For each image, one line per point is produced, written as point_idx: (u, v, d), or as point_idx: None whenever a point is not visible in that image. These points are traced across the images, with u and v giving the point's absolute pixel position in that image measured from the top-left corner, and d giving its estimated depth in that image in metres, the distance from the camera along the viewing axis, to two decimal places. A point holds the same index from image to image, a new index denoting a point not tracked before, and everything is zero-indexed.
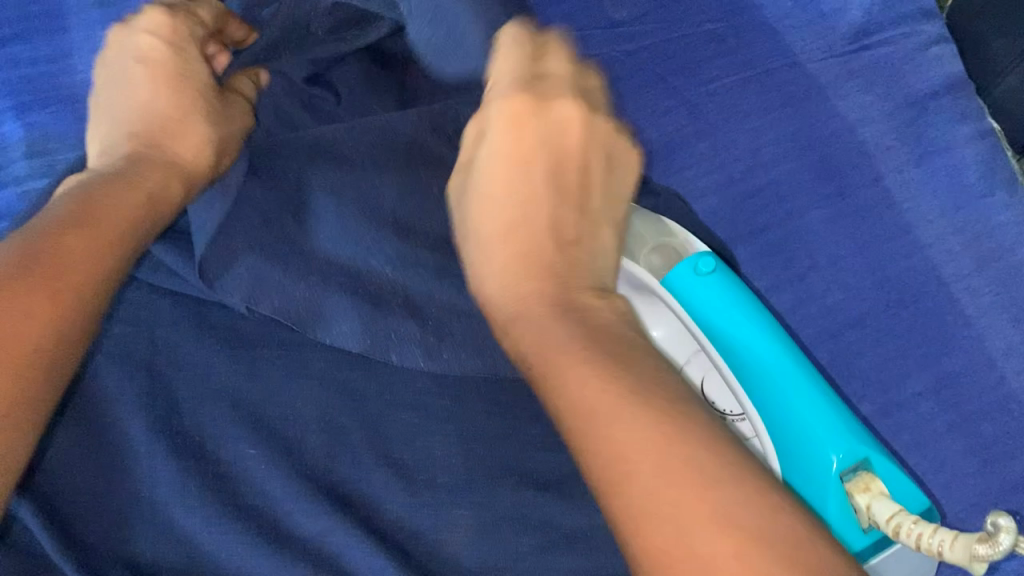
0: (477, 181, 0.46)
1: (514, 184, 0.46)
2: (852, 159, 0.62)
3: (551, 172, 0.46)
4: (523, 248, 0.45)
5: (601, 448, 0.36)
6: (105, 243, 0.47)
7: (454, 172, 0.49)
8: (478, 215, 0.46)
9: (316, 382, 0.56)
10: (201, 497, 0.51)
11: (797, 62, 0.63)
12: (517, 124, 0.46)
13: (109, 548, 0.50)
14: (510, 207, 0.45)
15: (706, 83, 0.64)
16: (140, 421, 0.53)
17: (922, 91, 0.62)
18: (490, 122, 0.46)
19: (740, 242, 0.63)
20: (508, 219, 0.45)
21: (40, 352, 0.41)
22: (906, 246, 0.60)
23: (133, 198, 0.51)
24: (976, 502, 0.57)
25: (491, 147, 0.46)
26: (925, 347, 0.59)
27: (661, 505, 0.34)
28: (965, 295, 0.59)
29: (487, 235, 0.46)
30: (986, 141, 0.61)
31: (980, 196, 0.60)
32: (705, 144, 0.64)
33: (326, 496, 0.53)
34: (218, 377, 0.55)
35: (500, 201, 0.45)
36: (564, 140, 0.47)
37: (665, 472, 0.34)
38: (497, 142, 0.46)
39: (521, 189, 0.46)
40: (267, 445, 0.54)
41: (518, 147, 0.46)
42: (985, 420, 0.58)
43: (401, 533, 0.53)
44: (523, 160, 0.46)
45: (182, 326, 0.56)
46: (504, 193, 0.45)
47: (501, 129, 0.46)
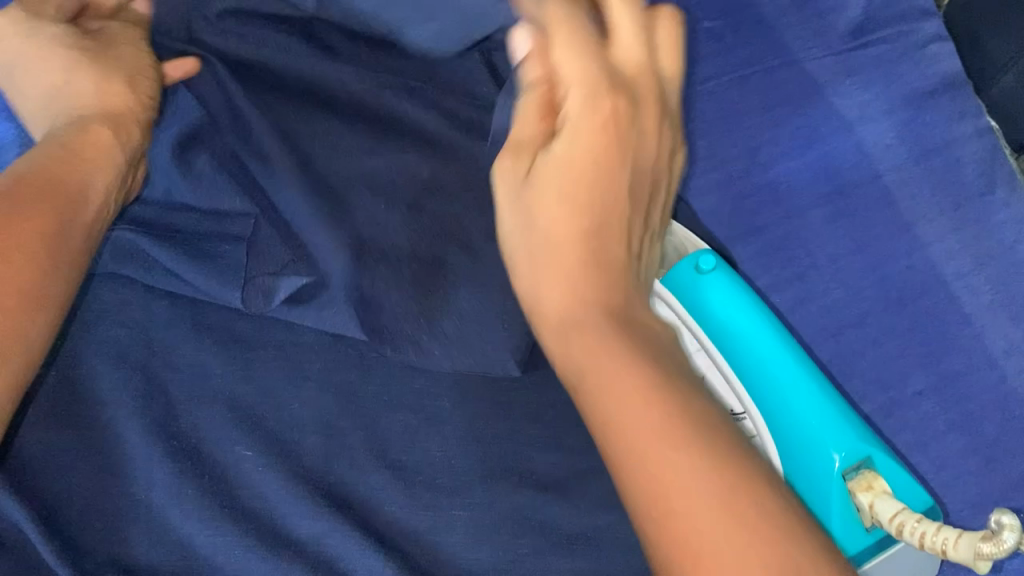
0: (538, 178, 0.39)
1: (591, 184, 0.38)
2: (851, 158, 0.63)
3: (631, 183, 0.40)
4: (595, 261, 0.38)
5: (629, 470, 0.34)
6: (58, 213, 0.48)
7: (504, 154, 0.40)
8: (534, 210, 0.39)
9: (314, 383, 0.56)
10: (199, 501, 0.52)
11: (796, 60, 0.65)
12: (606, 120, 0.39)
13: (106, 550, 0.50)
14: (579, 215, 0.38)
15: (704, 82, 0.66)
16: (135, 425, 0.53)
17: (918, 89, 0.64)
18: (574, 111, 0.38)
19: (739, 241, 0.63)
20: (574, 230, 0.38)
21: (38, 298, 0.45)
22: (906, 244, 0.61)
23: (90, 167, 0.51)
24: (979, 502, 0.56)
25: (573, 142, 0.38)
26: (926, 347, 0.59)
27: (695, 531, 0.32)
28: (965, 294, 0.60)
29: (551, 242, 0.38)
30: (983, 139, 0.63)
31: (980, 194, 0.62)
32: (703, 143, 0.65)
33: (323, 497, 0.52)
34: (215, 379, 0.55)
35: (573, 206, 0.38)
36: (647, 154, 0.41)
37: (696, 483, 0.33)
38: (581, 135, 0.38)
39: (590, 188, 0.38)
40: (266, 447, 0.54)
41: (602, 148, 0.39)
42: (986, 419, 0.57)
43: (400, 534, 0.52)
44: (604, 153, 0.39)
45: (178, 328, 0.57)
46: (573, 188, 0.38)
47: (575, 129, 0.38)
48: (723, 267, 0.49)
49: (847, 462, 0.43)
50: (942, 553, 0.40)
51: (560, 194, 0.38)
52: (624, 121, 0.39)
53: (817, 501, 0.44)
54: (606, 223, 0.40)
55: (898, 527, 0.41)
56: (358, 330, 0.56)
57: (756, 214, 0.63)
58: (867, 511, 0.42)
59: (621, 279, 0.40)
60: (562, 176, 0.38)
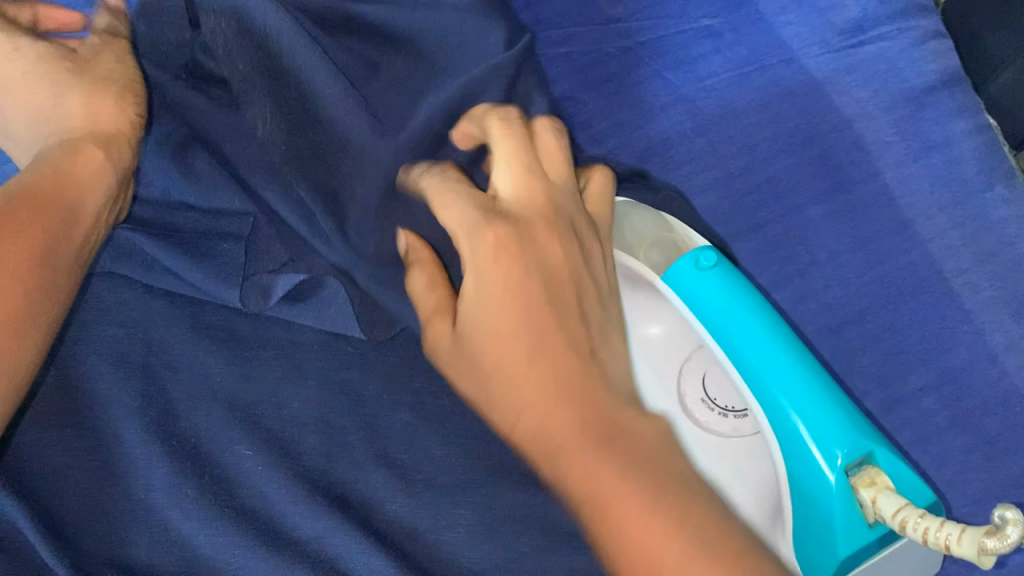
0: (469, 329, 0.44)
1: (510, 302, 0.44)
2: (851, 155, 0.63)
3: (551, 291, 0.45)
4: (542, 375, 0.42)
5: (588, 503, 0.39)
6: (51, 224, 0.45)
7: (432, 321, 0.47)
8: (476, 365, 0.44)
9: (313, 382, 0.56)
10: (198, 500, 0.52)
11: (795, 57, 0.65)
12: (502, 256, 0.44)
13: (104, 550, 0.50)
14: (512, 331, 0.43)
15: (703, 79, 0.65)
16: (135, 425, 0.53)
17: (918, 86, 0.64)
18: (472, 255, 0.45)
19: (740, 238, 0.63)
20: (509, 365, 0.42)
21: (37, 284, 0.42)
22: (906, 241, 0.61)
23: (93, 178, 0.49)
24: (979, 498, 0.56)
25: (482, 282, 0.44)
26: (926, 343, 0.59)
27: (648, 545, 0.37)
28: (966, 290, 0.60)
29: (503, 363, 0.43)
30: (981, 137, 0.63)
31: (979, 190, 0.62)
32: (702, 141, 0.65)
33: (324, 496, 0.52)
34: (214, 378, 0.55)
35: (508, 320, 0.43)
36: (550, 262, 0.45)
37: (639, 509, 0.38)
38: (484, 273, 0.44)
39: (508, 308, 0.43)
40: (267, 446, 0.53)
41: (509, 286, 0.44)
42: (986, 415, 0.57)
43: (400, 533, 0.52)
44: (512, 272, 0.44)
45: (177, 328, 0.56)
46: (495, 314, 0.43)
47: (477, 269, 0.44)
48: (725, 265, 0.49)
49: (849, 458, 0.43)
50: (947, 548, 0.40)
51: (491, 324, 0.43)
52: (529, 225, 0.46)
53: (820, 496, 0.44)
54: (529, 327, 0.43)
55: (901, 522, 0.41)
56: (357, 329, 0.56)
57: (756, 210, 0.63)
58: (870, 506, 0.43)
59: (571, 361, 0.43)
60: (479, 311, 0.44)
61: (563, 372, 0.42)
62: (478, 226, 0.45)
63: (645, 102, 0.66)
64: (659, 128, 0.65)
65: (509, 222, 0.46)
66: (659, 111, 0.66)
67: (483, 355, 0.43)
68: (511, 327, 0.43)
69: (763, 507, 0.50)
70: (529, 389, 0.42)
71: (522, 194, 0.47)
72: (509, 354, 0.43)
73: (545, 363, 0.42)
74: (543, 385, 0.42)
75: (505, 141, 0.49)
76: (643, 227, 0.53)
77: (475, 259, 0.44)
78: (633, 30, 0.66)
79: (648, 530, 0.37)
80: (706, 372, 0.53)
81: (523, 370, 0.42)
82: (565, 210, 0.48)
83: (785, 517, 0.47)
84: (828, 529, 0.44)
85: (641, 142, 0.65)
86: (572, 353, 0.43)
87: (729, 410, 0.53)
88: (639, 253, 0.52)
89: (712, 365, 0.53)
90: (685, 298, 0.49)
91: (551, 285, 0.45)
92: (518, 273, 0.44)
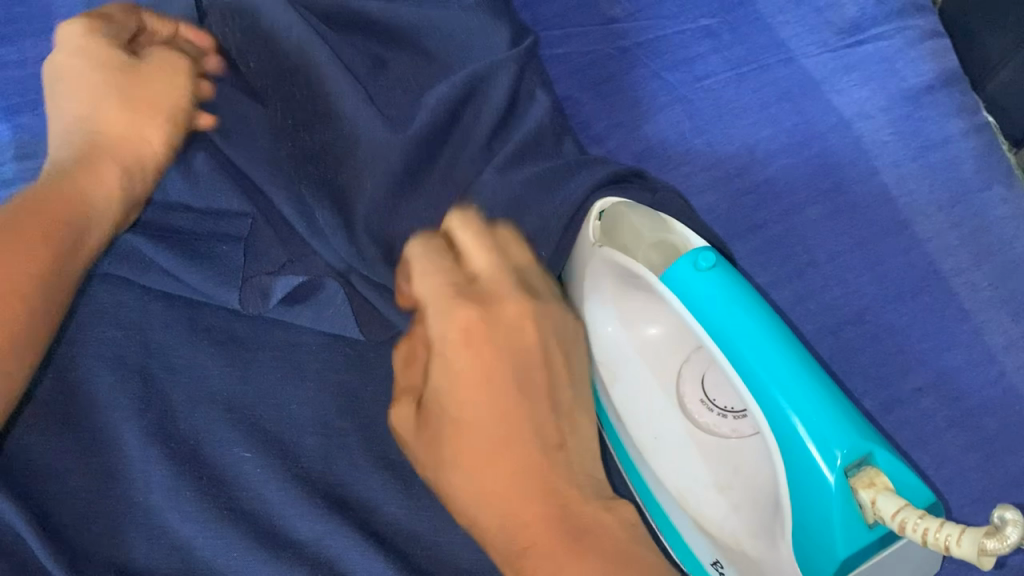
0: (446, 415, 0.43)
1: (483, 408, 0.43)
2: (850, 155, 0.63)
3: (518, 375, 0.44)
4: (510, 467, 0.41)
5: None
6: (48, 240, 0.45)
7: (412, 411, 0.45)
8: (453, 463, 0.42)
9: (312, 385, 0.56)
10: (196, 502, 0.52)
11: (792, 58, 0.65)
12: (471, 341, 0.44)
13: (102, 552, 0.50)
14: (485, 433, 0.42)
15: (701, 79, 0.66)
16: (133, 428, 0.53)
17: (916, 86, 0.64)
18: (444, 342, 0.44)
19: (738, 238, 0.62)
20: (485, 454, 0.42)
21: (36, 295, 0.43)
22: (905, 240, 0.61)
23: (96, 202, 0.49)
24: (980, 497, 0.56)
25: (448, 392, 0.43)
26: (926, 342, 0.59)
27: None
28: (964, 290, 0.60)
29: (476, 477, 0.42)
30: (978, 137, 0.63)
31: (978, 189, 0.62)
32: (701, 141, 0.65)
33: (322, 498, 0.52)
34: (214, 381, 0.55)
35: (477, 410, 0.43)
36: (523, 339, 0.45)
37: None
38: (456, 370, 0.43)
39: (478, 412, 0.42)
40: (266, 449, 0.53)
41: (479, 374, 0.43)
42: (985, 415, 0.57)
43: (398, 535, 0.52)
44: (483, 376, 0.43)
45: (175, 330, 0.56)
46: (469, 432, 0.42)
47: (454, 377, 0.43)
48: (723, 265, 0.49)
49: (848, 459, 0.43)
50: (947, 549, 0.40)
51: (461, 436, 0.42)
52: (491, 322, 0.45)
53: (819, 497, 0.44)
54: (505, 424, 0.42)
55: (901, 524, 0.41)
56: (355, 329, 0.56)
57: (755, 210, 0.62)
58: (869, 507, 0.43)
59: (537, 458, 0.42)
60: (446, 430, 0.43)
61: (536, 472, 0.41)
62: (447, 343, 0.44)
63: (645, 102, 0.66)
64: (658, 129, 0.65)
65: (471, 323, 0.44)
66: (658, 111, 0.66)
67: (461, 470, 0.42)
68: (476, 428, 0.42)
69: (752, 515, 0.50)
70: (498, 499, 0.41)
71: (489, 294, 0.46)
72: (477, 468, 0.42)
73: (511, 473, 0.41)
74: (512, 483, 0.41)
75: (473, 249, 0.48)
76: (640, 224, 0.52)
77: (444, 380, 0.43)
78: (631, 32, 0.67)
79: None
80: (706, 372, 0.54)
81: (496, 470, 0.41)
82: (534, 338, 0.45)
83: (784, 516, 0.47)
84: (828, 536, 0.44)
85: (640, 143, 0.65)
86: (539, 449, 0.42)
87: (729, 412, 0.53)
88: (638, 251, 0.52)
89: (709, 365, 0.53)
90: (684, 298, 0.49)
91: (522, 386, 0.44)
92: (492, 380, 0.43)
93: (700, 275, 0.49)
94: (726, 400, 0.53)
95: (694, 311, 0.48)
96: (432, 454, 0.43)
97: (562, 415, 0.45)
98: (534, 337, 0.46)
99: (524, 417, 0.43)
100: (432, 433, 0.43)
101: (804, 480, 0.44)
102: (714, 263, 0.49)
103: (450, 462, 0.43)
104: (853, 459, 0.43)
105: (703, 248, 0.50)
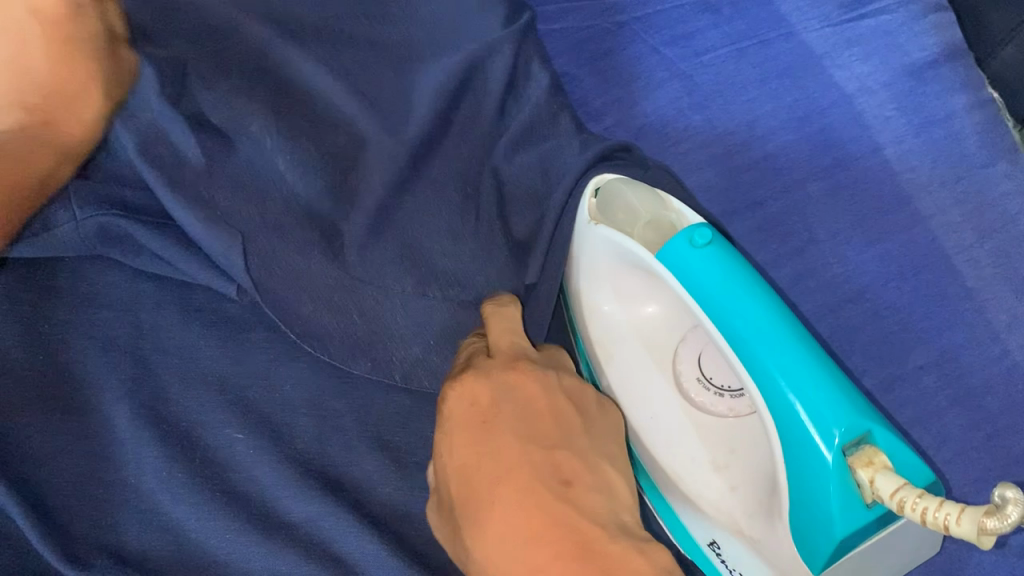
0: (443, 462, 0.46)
1: (493, 469, 0.45)
2: (851, 131, 0.62)
3: (522, 424, 0.46)
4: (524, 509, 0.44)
5: None
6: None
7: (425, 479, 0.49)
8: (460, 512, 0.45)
9: (305, 365, 0.55)
10: (189, 486, 0.51)
11: (793, 32, 0.64)
12: (468, 394, 0.46)
13: (97, 538, 0.50)
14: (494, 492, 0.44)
15: (700, 54, 0.65)
16: (125, 411, 0.53)
17: (919, 60, 0.63)
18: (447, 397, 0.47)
19: (737, 216, 0.61)
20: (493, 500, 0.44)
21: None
22: (907, 218, 0.60)
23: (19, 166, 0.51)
24: (981, 477, 0.55)
25: (460, 455, 0.46)
26: (927, 321, 0.58)
27: None
28: (967, 267, 0.59)
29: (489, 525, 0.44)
30: (980, 113, 0.62)
31: (981, 165, 0.61)
32: (699, 117, 0.64)
33: (315, 480, 0.52)
34: (206, 361, 0.55)
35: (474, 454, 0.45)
36: (527, 395, 0.47)
37: None
38: (455, 422, 0.46)
39: (489, 471, 0.45)
40: (258, 429, 0.53)
41: (473, 421, 0.46)
42: (987, 394, 0.56)
43: (394, 516, 0.52)
44: (486, 438, 0.45)
45: (166, 309, 0.56)
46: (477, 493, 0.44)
47: (462, 434, 0.46)
48: (720, 241, 0.48)
49: (847, 437, 0.42)
50: (946, 529, 0.40)
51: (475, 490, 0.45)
52: (499, 382, 0.47)
53: (818, 476, 0.43)
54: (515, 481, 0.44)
55: (899, 502, 0.40)
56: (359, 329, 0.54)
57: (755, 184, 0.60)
58: (868, 486, 0.42)
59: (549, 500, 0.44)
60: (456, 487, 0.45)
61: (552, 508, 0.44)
62: (455, 418, 0.46)
63: (642, 78, 0.65)
64: (656, 106, 0.64)
65: (469, 387, 0.47)
66: (656, 87, 0.65)
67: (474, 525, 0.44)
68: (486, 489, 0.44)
69: (756, 491, 0.50)
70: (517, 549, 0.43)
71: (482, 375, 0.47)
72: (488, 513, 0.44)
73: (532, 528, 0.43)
74: (527, 525, 0.43)
75: (500, 328, 0.51)
76: (635, 202, 0.52)
77: (452, 455, 0.46)
78: (629, 4, 0.66)
79: None
80: (703, 351, 0.53)
81: (524, 533, 0.43)
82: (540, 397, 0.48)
83: (781, 497, 0.46)
84: (823, 517, 0.43)
85: (636, 120, 0.64)
86: (545, 490, 0.44)
87: (726, 391, 0.53)
88: (633, 232, 0.51)
89: (707, 343, 0.53)
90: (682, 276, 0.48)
91: (537, 429, 0.46)
92: (490, 447, 0.45)
93: (697, 252, 0.48)
94: (724, 379, 0.53)
95: (692, 290, 0.47)
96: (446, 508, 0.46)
97: (579, 461, 0.47)
98: (537, 392, 0.48)
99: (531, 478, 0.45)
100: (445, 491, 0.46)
101: (801, 460, 0.43)
102: (711, 241, 0.48)
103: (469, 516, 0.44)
104: (851, 439, 0.42)
105: (700, 224, 0.49)
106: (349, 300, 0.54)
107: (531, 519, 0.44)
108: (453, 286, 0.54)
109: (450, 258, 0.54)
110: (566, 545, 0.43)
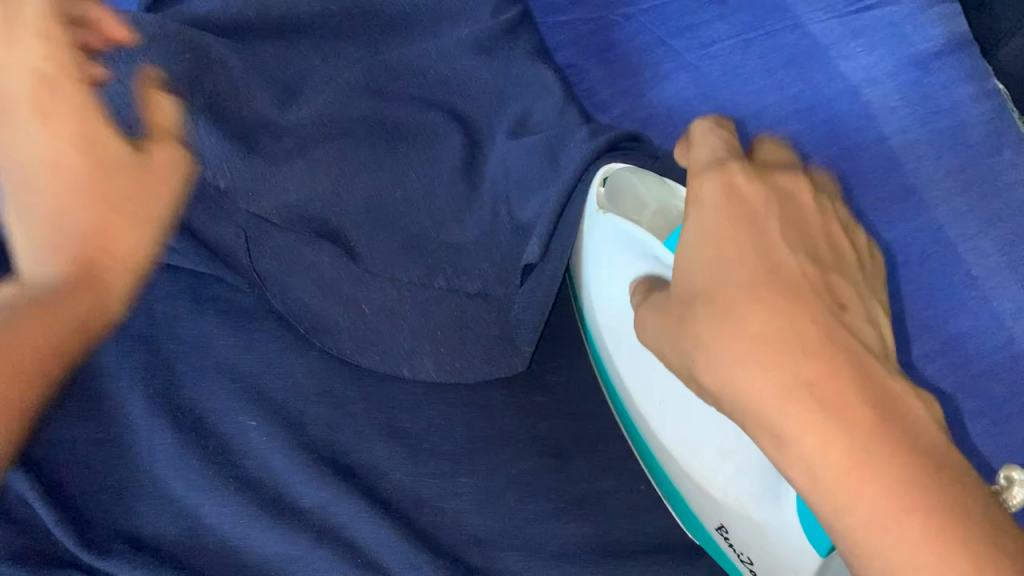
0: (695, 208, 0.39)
1: (731, 226, 0.38)
2: (856, 121, 0.62)
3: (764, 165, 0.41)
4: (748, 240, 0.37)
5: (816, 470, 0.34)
6: None
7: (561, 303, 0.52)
8: (684, 254, 0.38)
9: (316, 353, 0.56)
10: (203, 471, 0.52)
11: (799, 23, 0.65)
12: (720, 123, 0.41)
13: (111, 522, 0.50)
14: (769, 377, 0.35)
15: (707, 46, 0.66)
16: (139, 398, 0.53)
17: (924, 52, 0.63)
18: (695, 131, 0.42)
19: None
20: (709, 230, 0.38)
21: None
22: (912, 206, 0.60)
23: None
24: (990, 463, 0.55)
25: (696, 257, 0.38)
26: (932, 309, 0.58)
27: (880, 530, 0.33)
28: (972, 256, 0.59)
29: (760, 402, 0.35)
30: (988, 104, 0.62)
31: (987, 155, 0.61)
32: (706, 107, 0.64)
33: (327, 465, 0.52)
34: (217, 350, 0.55)
35: (731, 240, 0.37)
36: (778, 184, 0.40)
37: (866, 484, 0.33)
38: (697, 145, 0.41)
39: (754, 344, 0.35)
40: (270, 417, 0.53)
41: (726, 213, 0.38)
42: (994, 381, 0.57)
43: (403, 502, 0.52)
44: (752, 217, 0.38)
45: (178, 299, 0.57)
46: (747, 376, 0.35)
47: (722, 178, 0.39)
48: None
49: None
50: None
51: (740, 362, 0.35)
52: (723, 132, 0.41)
53: None
54: (794, 374, 0.35)
55: None
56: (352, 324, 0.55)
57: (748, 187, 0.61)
58: None
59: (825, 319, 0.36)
60: (693, 317, 0.37)
61: (859, 386, 0.35)
62: (711, 208, 0.38)
63: (649, 69, 0.66)
64: (663, 96, 0.65)
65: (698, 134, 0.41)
66: (664, 78, 0.65)
67: (736, 397, 0.36)
68: (755, 374, 0.35)
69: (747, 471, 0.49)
70: (803, 443, 0.34)
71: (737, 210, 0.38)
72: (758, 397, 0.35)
73: (813, 417, 0.34)
74: (777, 344, 0.35)
75: (713, 185, 0.39)
76: (642, 190, 0.52)
77: (692, 256, 0.38)
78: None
79: (883, 527, 0.33)
80: None
81: (764, 353, 0.35)
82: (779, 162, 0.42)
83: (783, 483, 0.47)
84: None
85: (643, 110, 0.65)
86: (825, 308, 0.36)
87: None
88: (642, 218, 0.51)
89: None
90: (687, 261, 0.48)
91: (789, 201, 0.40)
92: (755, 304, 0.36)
93: None
94: None
95: None
96: (689, 317, 0.37)
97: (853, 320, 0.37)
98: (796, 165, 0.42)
99: (821, 381, 0.34)
100: (677, 309, 0.38)
101: None
102: None
103: (724, 384, 0.36)
104: None
105: None
106: (356, 287, 0.54)
107: (816, 406, 0.34)
108: (463, 276, 0.54)
109: (457, 249, 0.55)
110: (847, 385, 0.35)
